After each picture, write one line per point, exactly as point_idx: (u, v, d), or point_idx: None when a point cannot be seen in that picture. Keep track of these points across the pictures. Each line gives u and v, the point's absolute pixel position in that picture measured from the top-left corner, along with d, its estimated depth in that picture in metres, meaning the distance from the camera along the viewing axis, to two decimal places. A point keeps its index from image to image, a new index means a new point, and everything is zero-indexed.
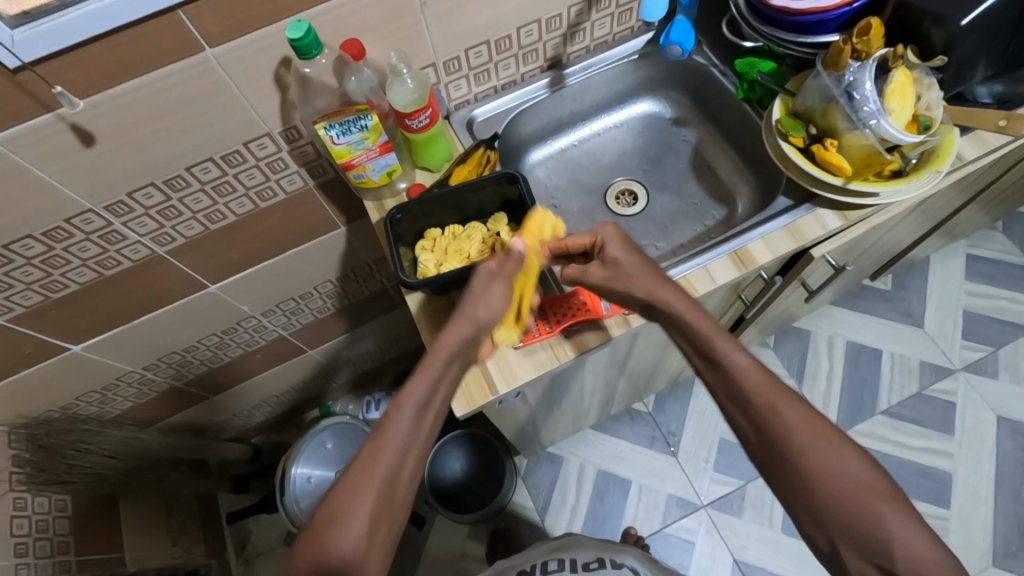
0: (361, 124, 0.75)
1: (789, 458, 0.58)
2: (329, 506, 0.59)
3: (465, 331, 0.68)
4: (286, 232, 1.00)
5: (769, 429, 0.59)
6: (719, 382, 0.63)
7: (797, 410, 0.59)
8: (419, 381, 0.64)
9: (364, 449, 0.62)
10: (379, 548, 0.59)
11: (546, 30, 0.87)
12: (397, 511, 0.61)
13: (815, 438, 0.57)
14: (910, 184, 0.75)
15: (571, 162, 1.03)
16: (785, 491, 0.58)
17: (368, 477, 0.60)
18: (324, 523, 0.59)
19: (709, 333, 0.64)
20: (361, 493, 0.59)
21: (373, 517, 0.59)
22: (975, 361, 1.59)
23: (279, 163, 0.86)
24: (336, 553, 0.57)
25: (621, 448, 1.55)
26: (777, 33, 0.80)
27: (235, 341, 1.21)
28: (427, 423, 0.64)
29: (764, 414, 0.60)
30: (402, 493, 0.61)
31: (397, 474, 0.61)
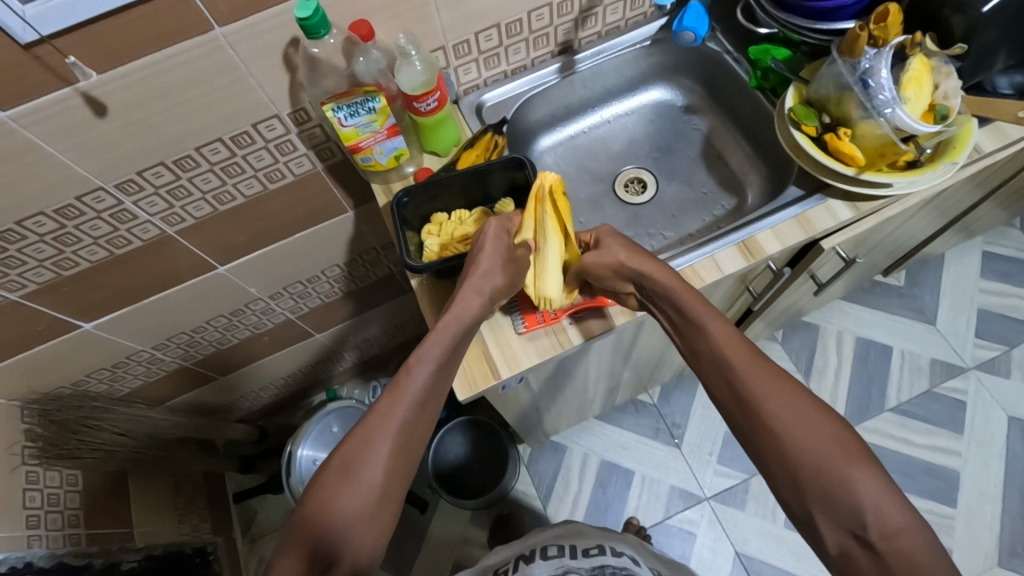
0: (369, 105, 0.75)
1: (761, 421, 0.59)
2: (346, 456, 0.62)
3: (474, 303, 0.69)
4: (293, 215, 1.00)
5: (748, 396, 0.60)
6: (704, 351, 0.66)
7: (774, 379, 0.61)
8: (437, 338, 0.68)
9: (380, 401, 0.65)
10: (392, 498, 0.62)
11: (557, 14, 0.86)
12: (410, 462, 0.64)
13: (789, 404, 0.58)
14: (926, 174, 0.73)
15: (579, 150, 1.02)
16: (761, 455, 0.59)
17: (385, 431, 0.63)
18: (338, 475, 0.61)
19: (687, 302, 0.68)
20: (377, 443, 0.62)
21: (389, 465, 0.62)
22: (987, 360, 1.62)
23: (287, 145, 0.86)
24: (351, 503, 0.60)
25: (625, 439, 1.55)
26: (792, 19, 0.79)
27: (243, 323, 1.22)
28: (442, 381, 0.67)
29: (743, 377, 0.61)
30: (417, 446, 0.65)
31: (414, 428, 0.64)
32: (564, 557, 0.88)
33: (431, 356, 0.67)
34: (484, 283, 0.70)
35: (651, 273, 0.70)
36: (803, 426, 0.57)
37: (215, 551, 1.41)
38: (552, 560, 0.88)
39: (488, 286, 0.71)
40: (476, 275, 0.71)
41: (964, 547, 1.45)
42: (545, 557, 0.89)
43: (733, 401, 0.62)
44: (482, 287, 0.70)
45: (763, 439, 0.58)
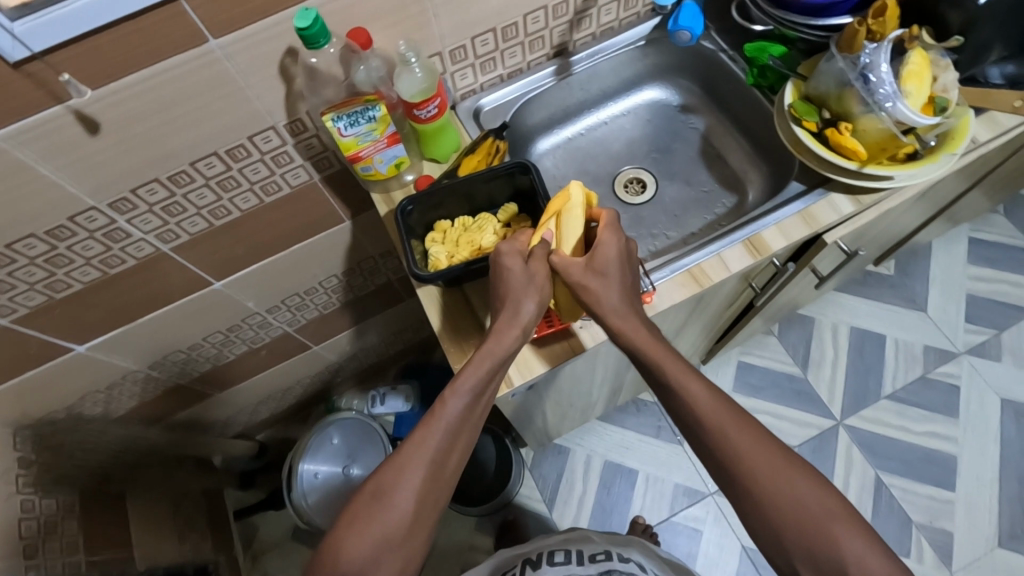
0: (369, 114, 0.73)
1: (741, 481, 0.58)
2: (379, 482, 0.61)
3: (510, 335, 0.66)
4: (290, 227, 0.98)
5: (730, 460, 0.59)
6: (682, 410, 0.64)
7: (756, 438, 0.59)
8: (475, 366, 0.65)
9: (415, 429, 0.64)
10: (424, 525, 0.61)
11: (553, 17, 0.86)
12: (442, 490, 0.63)
13: (765, 459, 0.58)
14: (925, 167, 0.73)
15: (578, 151, 1.01)
16: (743, 510, 0.59)
17: (418, 458, 0.62)
18: (370, 499, 0.61)
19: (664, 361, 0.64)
20: (411, 470, 0.61)
21: (420, 492, 0.61)
22: (978, 344, 1.65)
23: (284, 157, 0.85)
24: (382, 530, 0.59)
25: (628, 439, 1.56)
26: (788, 16, 0.79)
27: (240, 338, 1.20)
28: (474, 414, 0.65)
29: (720, 438, 0.60)
30: (449, 473, 0.64)
31: (447, 456, 0.63)
32: (570, 564, 0.87)
33: (466, 386, 0.64)
34: (523, 312, 0.67)
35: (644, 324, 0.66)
36: (789, 481, 0.57)
37: (216, 569, 1.33)
38: (558, 565, 0.87)
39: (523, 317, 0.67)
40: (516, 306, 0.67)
41: (964, 531, 1.48)
42: (552, 563, 0.88)
43: (712, 459, 0.61)
44: (514, 318, 0.67)
45: (746, 498, 0.58)
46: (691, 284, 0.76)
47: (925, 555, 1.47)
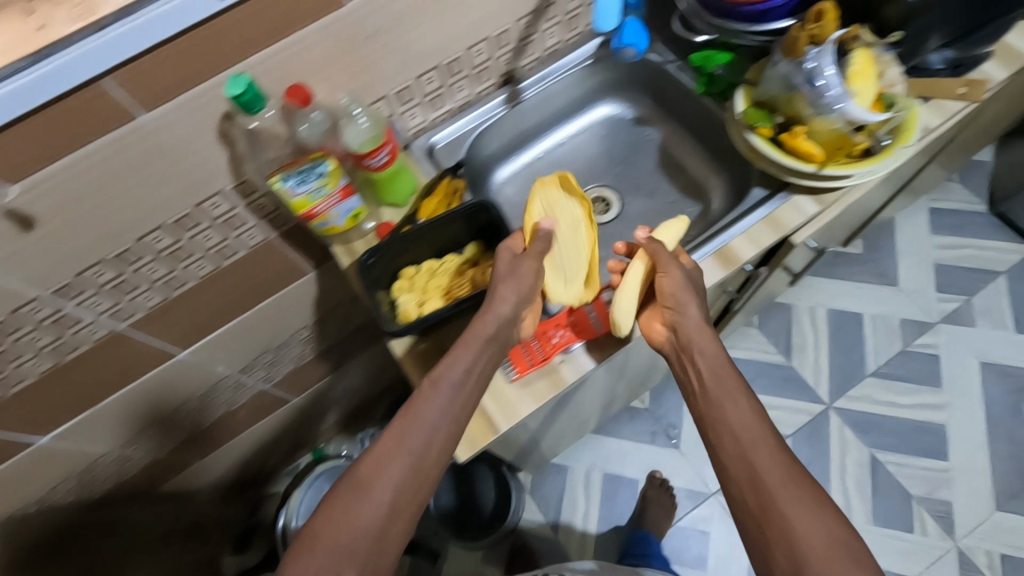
0: (318, 171, 0.71)
1: (777, 507, 0.55)
2: (359, 474, 0.59)
3: (479, 344, 0.65)
4: (252, 286, 0.95)
5: (759, 477, 0.58)
6: (727, 420, 0.63)
7: (791, 463, 0.58)
8: (461, 352, 0.65)
9: (398, 419, 0.62)
10: (401, 521, 0.58)
11: (496, 47, 0.85)
12: (424, 487, 0.60)
13: (801, 489, 0.56)
14: (882, 162, 0.72)
15: (538, 175, 0.99)
16: (764, 538, 0.55)
17: (401, 449, 0.60)
18: (349, 492, 0.58)
19: (726, 373, 0.66)
20: (392, 461, 0.59)
21: (400, 484, 0.58)
22: (952, 312, 1.68)
23: (237, 219, 0.82)
24: (359, 523, 0.56)
25: (624, 448, 1.59)
26: (729, 24, 0.80)
27: (215, 403, 1.16)
28: (455, 411, 0.63)
29: (765, 454, 0.59)
30: (432, 470, 0.61)
31: (430, 448, 0.61)
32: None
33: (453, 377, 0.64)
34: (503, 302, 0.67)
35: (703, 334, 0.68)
36: (814, 518, 0.54)
37: None
38: None
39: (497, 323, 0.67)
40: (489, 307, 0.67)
41: (963, 498, 1.49)
42: None
43: (746, 477, 0.59)
44: (487, 322, 0.66)
45: (765, 526, 0.55)
46: None
47: (928, 527, 1.48)
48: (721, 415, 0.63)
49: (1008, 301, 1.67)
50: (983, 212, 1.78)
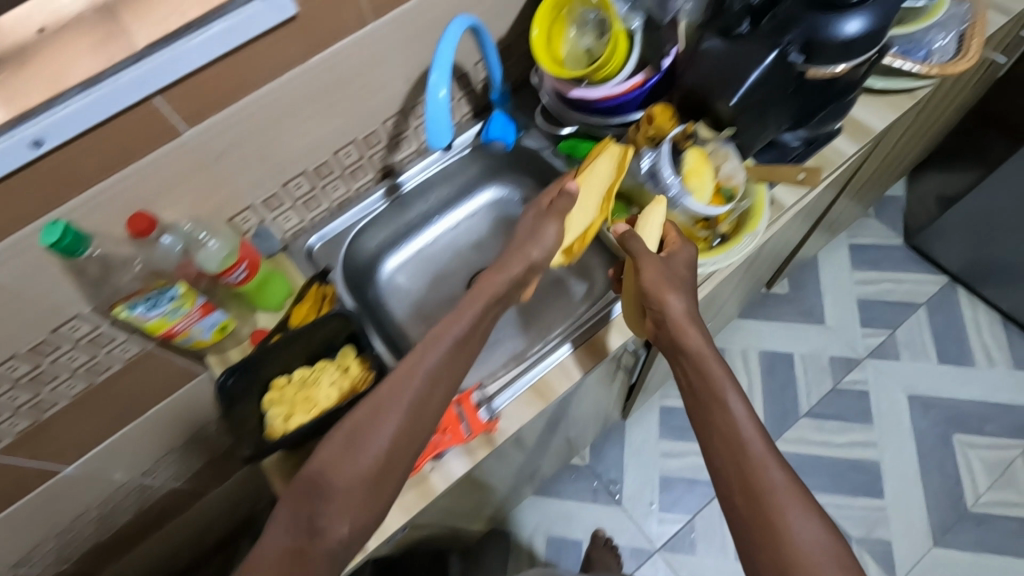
0: (169, 294, 0.70)
1: (767, 510, 0.57)
2: (350, 429, 0.59)
3: (409, 387, 0.61)
4: (137, 395, 0.92)
5: (751, 482, 0.58)
6: (715, 420, 0.63)
7: (781, 466, 0.59)
8: (471, 303, 0.68)
9: (400, 363, 0.63)
10: (395, 471, 0.59)
11: (366, 147, 0.86)
12: (419, 438, 0.61)
13: (789, 495, 0.57)
14: (732, 249, 0.75)
15: (428, 261, 0.99)
16: (749, 538, 0.57)
17: (398, 400, 0.60)
18: (348, 438, 0.59)
19: (713, 371, 0.65)
20: (389, 412, 0.60)
21: (396, 436, 0.59)
22: (877, 346, 1.71)
23: (103, 337, 0.79)
24: (353, 472, 0.57)
25: (566, 508, 1.61)
26: (588, 118, 0.82)
27: (118, 509, 1.11)
28: (448, 369, 0.64)
29: (754, 459, 0.59)
30: (428, 421, 0.62)
31: (428, 397, 0.62)
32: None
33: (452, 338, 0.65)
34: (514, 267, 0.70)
35: (681, 322, 0.66)
36: (803, 522, 0.55)
37: None
38: None
39: (438, 346, 0.64)
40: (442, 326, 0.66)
41: (901, 535, 1.50)
42: None
43: (735, 479, 0.60)
44: (420, 360, 0.63)
45: (754, 527, 0.57)
46: (537, 399, 0.75)
47: (870, 569, 1.48)
48: (712, 419, 0.63)
49: (929, 331, 1.72)
50: (899, 245, 1.84)
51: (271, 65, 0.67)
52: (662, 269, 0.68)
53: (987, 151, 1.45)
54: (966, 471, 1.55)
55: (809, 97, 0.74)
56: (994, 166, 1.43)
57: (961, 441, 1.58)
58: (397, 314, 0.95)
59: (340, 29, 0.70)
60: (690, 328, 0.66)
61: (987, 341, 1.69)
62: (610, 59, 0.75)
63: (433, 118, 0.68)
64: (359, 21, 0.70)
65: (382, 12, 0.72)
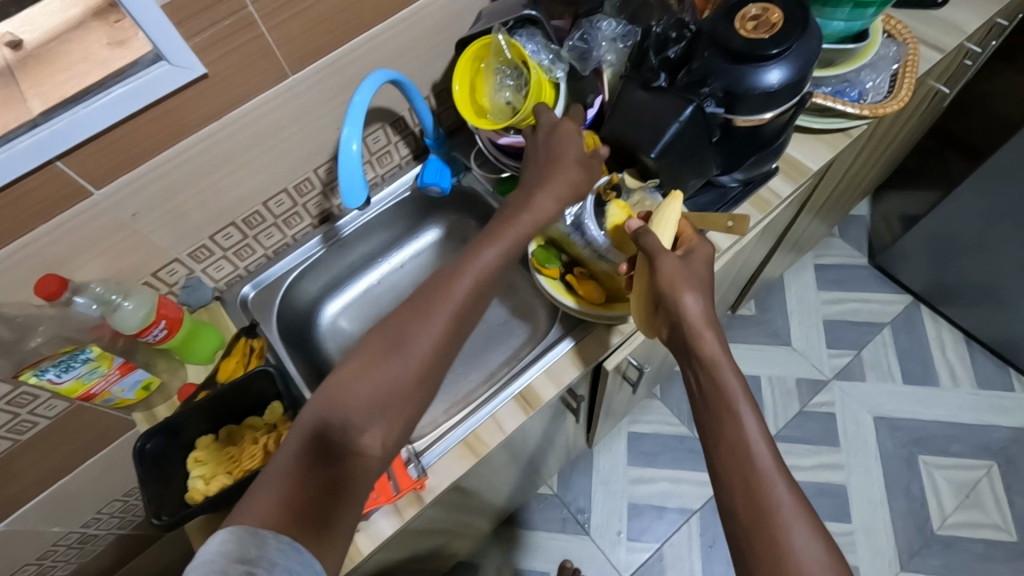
0: (83, 357, 0.67)
1: (769, 528, 0.52)
2: (393, 327, 0.59)
3: (467, 284, 0.61)
4: (69, 450, 0.90)
5: (756, 496, 0.54)
6: (722, 429, 0.59)
7: (790, 484, 0.54)
8: (524, 202, 0.66)
9: (450, 267, 0.62)
10: (430, 383, 0.58)
11: (299, 194, 0.85)
12: (457, 347, 0.61)
13: (795, 514, 0.53)
14: None
15: (371, 304, 0.98)
16: (748, 553, 0.53)
17: (440, 306, 0.59)
18: (389, 344, 0.58)
19: (725, 377, 0.60)
20: (433, 316, 0.59)
21: (437, 345, 0.58)
22: (843, 367, 1.71)
23: (24, 397, 0.77)
24: (392, 378, 0.56)
25: (534, 540, 1.59)
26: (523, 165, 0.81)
27: (60, 561, 1.08)
28: (497, 272, 0.63)
29: (761, 473, 0.55)
30: (467, 331, 0.61)
31: (470, 305, 0.61)
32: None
33: (496, 242, 0.64)
34: (560, 181, 0.67)
35: (696, 324, 0.61)
36: (808, 543, 0.51)
37: None
38: None
39: (493, 252, 0.63)
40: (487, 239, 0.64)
41: (869, 560, 1.49)
42: None
43: (740, 491, 0.55)
44: (478, 256, 0.63)
45: (754, 544, 0.53)
46: (468, 454, 0.73)
47: None
48: (717, 431, 0.59)
49: (894, 351, 1.72)
50: (864, 265, 1.85)
51: (188, 122, 0.66)
52: (679, 267, 0.63)
53: (948, 173, 1.47)
54: (932, 493, 1.55)
55: (733, 143, 0.75)
56: (950, 188, 1.44)
57: (927, 463, 1.58)
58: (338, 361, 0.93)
59: (259, 84, 0.69)
60: (703, 330, 0.61)
61: (951, 361, 1.70)
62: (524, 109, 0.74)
63: (344, 171, 0.67)
64: (280, 75, 0.70)
65: (303, 64, 0.71)
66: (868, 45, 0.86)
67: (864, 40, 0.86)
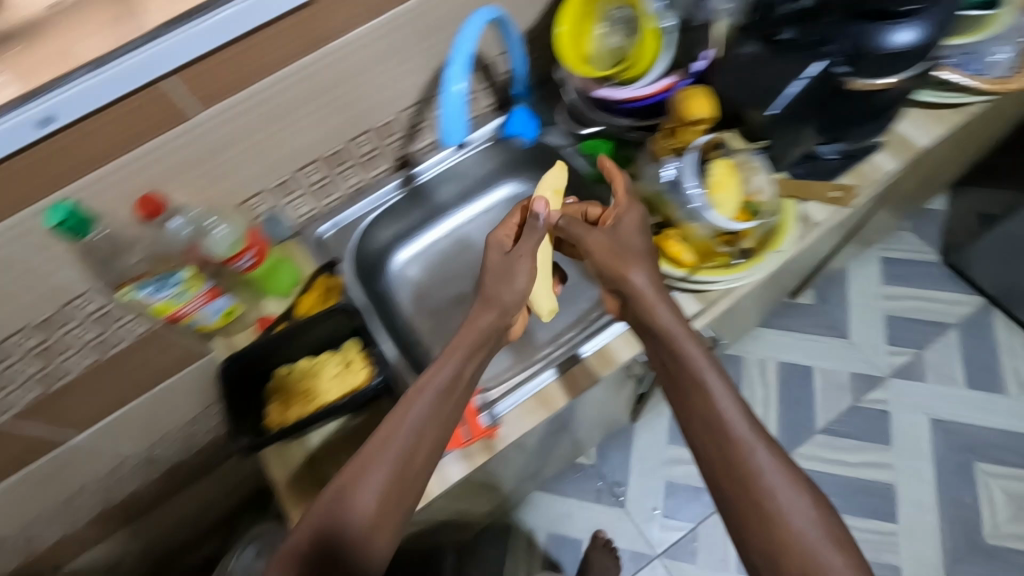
0: (174, 279, 0.69)
1: (753, 492, 0.56)
2: (342, 484, 0.59)
3: (405, 439, 0.61)
4: (147, 372, 0.93)
5: (736, 465, 0.58)
6: (697, 408, 0.62)
7: (766, 447, 0.58)
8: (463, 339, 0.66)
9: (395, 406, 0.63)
10: (388, 526, 0.59)
11: (383, 136, 0.85)
12: (411, 487, 0.61)
13: (776, 476, 0.56)
14: (753, 267, 0.71)
15: (439, 256, 0.96)
16: (740, 518, 0.57)
17: (382, 454, 0.60)
18: (336, 496, 0.58)
19: (691, 358, 0.63)
20: (375, 468, 0.59)
21: (383, 494, 0.59)
22: (902, 365, 1.65)
23: (112, 313, 0.81)
24: (341, 531, 0.57)
25: (567, 507, 1.60)
26: (613, 120, 0.78)
27: (127, 478, 1.13)
28: (443, 413, 0.63)
29: (739, 445, 0.58)
30: (419, 470, 0.61)
31: (415, 450, 0.61)
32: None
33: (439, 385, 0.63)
34: (505, 299, 0.69)
35: (648, 298, 0.64)
36: (792, 497, 0.55)
37: None
38: None
39: (438, 384, 0.63)
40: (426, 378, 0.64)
41: (910, 561, 1.46)
42: None
43: (718, 463, 0.59)
44: (425, 389, 0.63)
45: (741, 507, 0.57)
46: (541, 407, 0.73)
47: None
48: (695, 408, 0.61)
49: (958, 354, 1.65)
50: (935, 263, 1.76)
51: (286, 50, 0.65)
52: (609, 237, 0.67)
53: None
54: (985, 502, 1.49)
55: (845, 110, 0.70)
56: None
57: (983, 471, 1.52)
58: (405, 309, 0.93)
59: (357, 15, 0.68)
60: (640, 303, 0.65)
61: (1020, 369, 1.62)
62: (634, 62, 0.72)
63: (448, 115, 0.68)
64: (378, 7, 0.68)
65: None
66: (998, 14, 0.80)
67: (994, 8, 0.80)
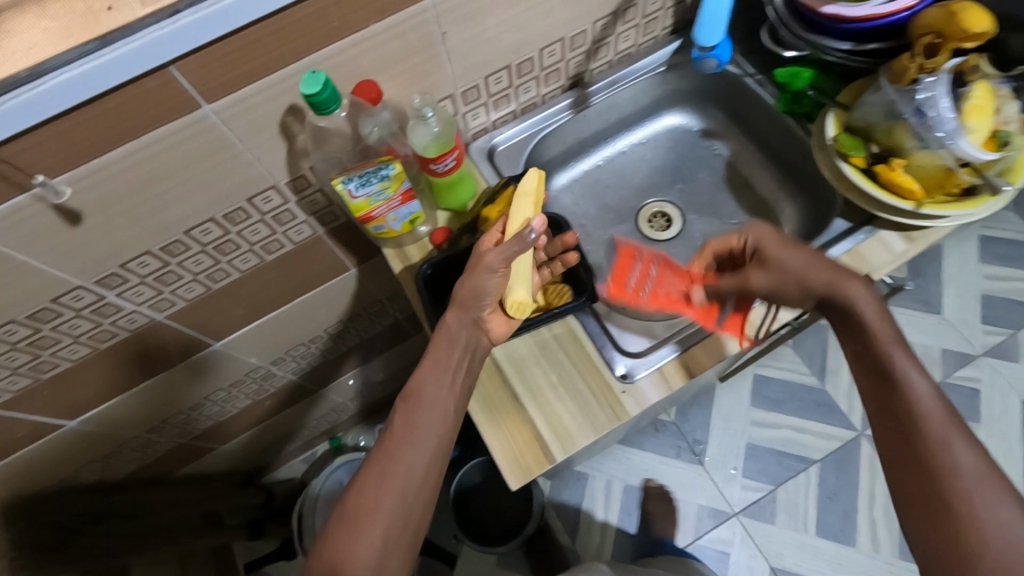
0: (383, 173, 0.68)
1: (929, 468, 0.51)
2: (342, 516, 0.57)
3: (410, 462, 0.59)
4: (293, 281, 0.92)
5: (915, 442, 0.52)
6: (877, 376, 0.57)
7: (953, 427, 0.52)
8: (435, 362, 0.63)
9: (390, 425, 0.61)
10: (395, 556, 0.56)
11: (570, 48, 0.80)
12: (422, 510, 0.59)
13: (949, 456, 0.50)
14: (986, 204, 0.67)
15: (596, 185, 0.95)
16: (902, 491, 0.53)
17: (382, 483, 0.58)
18: (342, 531, 0.56)
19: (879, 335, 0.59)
20: (381, 495, 0.57)
21: (385, 525, 0.56)
22: (997, 345, 1.50)
23: (287, 215, 0.78)
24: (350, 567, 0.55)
25: (647, 461, 1.48)
26: (823, 40, 0.72)
27: (242, 392, 1.13)
28: (437, 433, 0.61)
29: (916, 421, 0.53)
30: (423, 494, 0.59)
31: (415, 478, 0.59)
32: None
33: (442, 403, 0.62)
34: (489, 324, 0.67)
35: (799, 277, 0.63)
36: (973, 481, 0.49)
37: None
38: None
39: (434, 402, 0.62)
40: (411, 404, 0.62)
41: None
42: None
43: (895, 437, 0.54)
44: (424, 407, 0.61)
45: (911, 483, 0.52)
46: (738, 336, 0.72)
47: None
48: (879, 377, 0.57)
49: None
50: None
51: None
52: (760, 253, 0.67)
53: None
54: None
55: None
56: None
57: None
58: None
59: None
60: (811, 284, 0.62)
61: None
62: None
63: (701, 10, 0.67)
64: None
65: None
66: None
67: None
